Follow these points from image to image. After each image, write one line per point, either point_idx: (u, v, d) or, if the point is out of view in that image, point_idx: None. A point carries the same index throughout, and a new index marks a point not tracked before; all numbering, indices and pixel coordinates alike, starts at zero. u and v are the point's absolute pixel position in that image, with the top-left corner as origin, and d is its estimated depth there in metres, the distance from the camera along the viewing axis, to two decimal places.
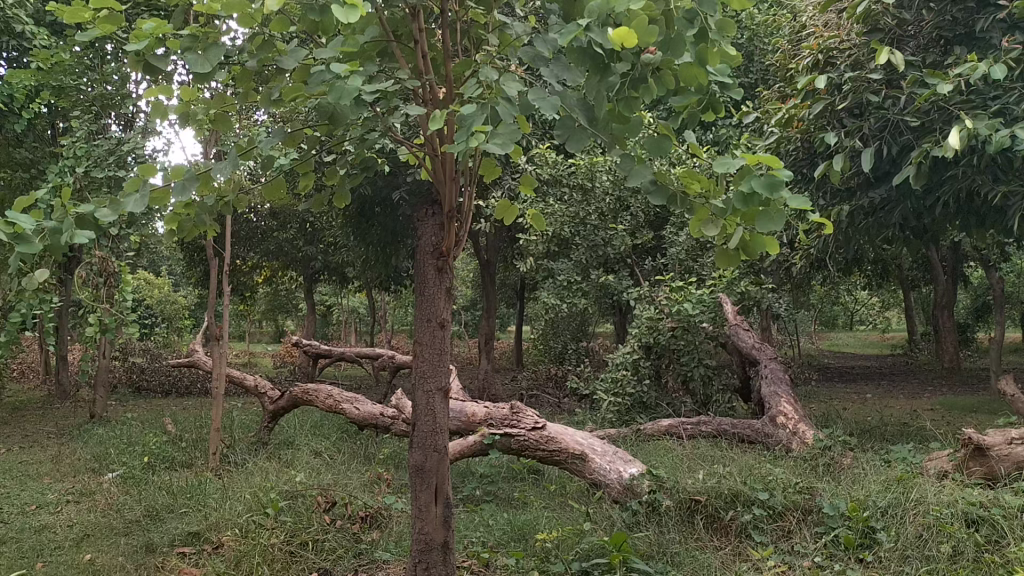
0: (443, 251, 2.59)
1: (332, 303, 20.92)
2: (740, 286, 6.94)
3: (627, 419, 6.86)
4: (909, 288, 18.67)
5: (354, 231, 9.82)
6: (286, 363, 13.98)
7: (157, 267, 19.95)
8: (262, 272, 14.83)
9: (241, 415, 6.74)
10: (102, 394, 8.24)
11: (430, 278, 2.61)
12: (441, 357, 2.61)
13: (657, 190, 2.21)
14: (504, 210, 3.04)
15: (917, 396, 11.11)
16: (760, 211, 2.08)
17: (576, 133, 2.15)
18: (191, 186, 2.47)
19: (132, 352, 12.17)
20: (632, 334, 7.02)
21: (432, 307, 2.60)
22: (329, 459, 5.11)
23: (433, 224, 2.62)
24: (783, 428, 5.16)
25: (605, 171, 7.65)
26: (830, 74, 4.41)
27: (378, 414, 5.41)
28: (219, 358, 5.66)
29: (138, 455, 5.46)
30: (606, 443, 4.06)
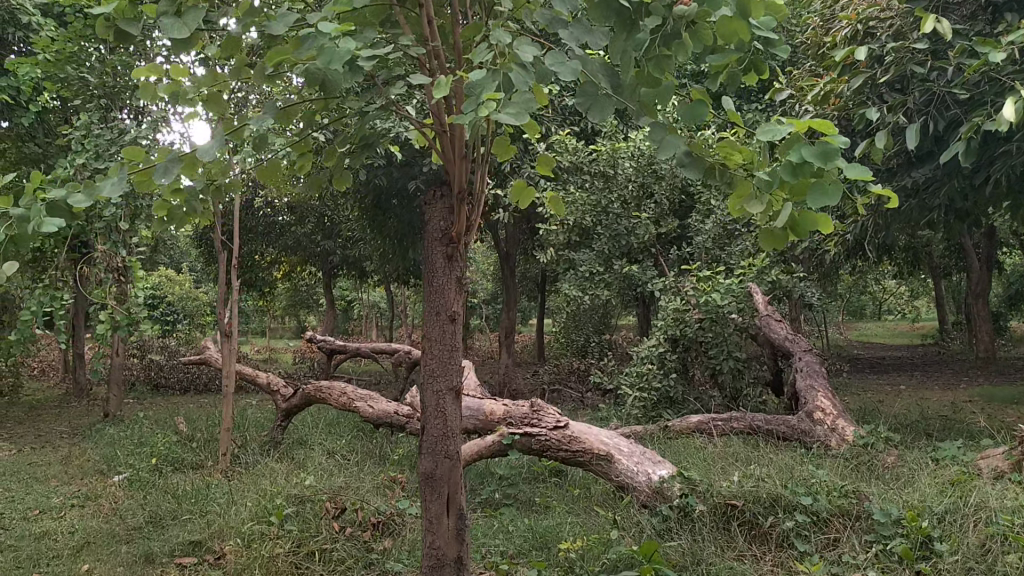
0: (453, 236, 2.33)
1: (352, 298, 20.77)
2: (771, 275, 6.65)
3: (654, 414, 6.60)
4: (940, 276, 18.21)
5: (370, 224, 9.61)
6: (305, 359, 13.83)
7: (178, 264, 19.92)
8: (281, 267, 14.68)
9: (255, 414, 6.55)
10: (117, 392, 8.10)
11: (439, 266, 2.36)
12: (451, 352, 2.36)
13: (692, 163, 1.94)
14: (520, 192, 2.76)
15: (953, 389, 10.75)
16: (811, 183, 1.83)
17: (600, 100, 1.91)
18: (175, 168, 2.22)
19: (150, 349, 12.05)
20: (658, 326, 6.79)
21: (441, 298, 2.35)
22: (342, 460, 4.89)
23: (442, 206, 2.37)
24: (821, 424, 4.87)
25: (627, 158, 7.38)
26: (870, 45, 4.11)
27: (393, 413, 5.18)
28: (230, 354, 5.46)
29: (147, 456, 5.28)
30: (633, 443, 3.81)
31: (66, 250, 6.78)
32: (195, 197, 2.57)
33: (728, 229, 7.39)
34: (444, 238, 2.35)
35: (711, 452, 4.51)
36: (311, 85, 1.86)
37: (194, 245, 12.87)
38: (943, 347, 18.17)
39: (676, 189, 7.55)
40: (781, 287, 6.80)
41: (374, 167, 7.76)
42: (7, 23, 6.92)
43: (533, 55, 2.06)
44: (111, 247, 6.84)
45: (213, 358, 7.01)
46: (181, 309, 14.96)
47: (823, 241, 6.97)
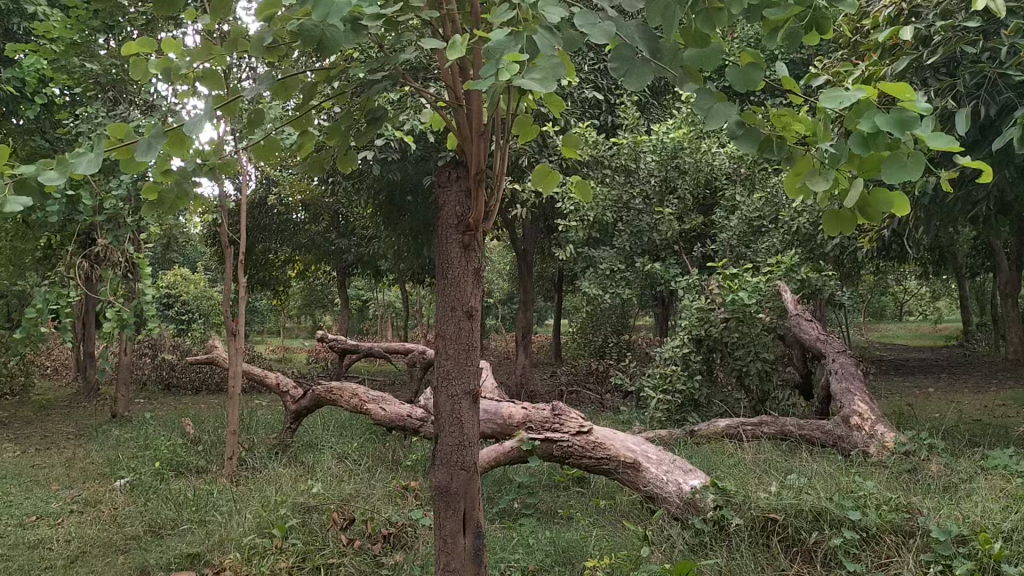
0: (470, 224, 2.09)
1: (367, 297, 20.60)
2: (801, 273, 6.37)
3: (679, 418, 6.35)
4: (965, 276, 17.84)
5: (385, 221, 9.39)
6: (319, 358, 13.64)
7: (192, 263, 19.79)
8: (294, 266, 14.49)
9: (265, 415, 6.33)
10: (126, 393, 7.92)
11: (455, 257, 2.12)
12: (468, 351, 2.12)
13: (745, 135, 1.68)
14: (541, 179, 2.51)
15: (984, 392, 10.42)
16: (885, 156, 1.57)
17: (637, 66, 1.65)
18: (160, 144, 1.99)
19: (162, 349, 11.89)
20: (681, 326, 6.52)
21: (457, 291, 2.11)
22: (353, 466, 4.66)
23: (458, 190, 2.13)
24: (858, 430, 4.60)
25: (650, 152, 7.11)
26: (917, 25, 3.83)
27: (405, 415, 4.94)
28: (237, 354, 5.24)
29: (151, 460, 5.06)
30: (661, 450, 3.56)
31: (72, 246, 6.59)
32: (186, 178, 2.34)
33: (755, 226, 7.13)
34: (460, 224, 2.11)
35: (743, 461, 4.24)
36: (305, 44, 1.61)
37: (206, 243, 12.70)
38: (968, 348, 17.82)
39: (700, 184, 7.29)
40: (812, 286, 6.53)
41: (388, 162, 7.53)
42: (12, 13, 6.73)
43: (561, 15, 1.80)
44: (118, 243, 6.64)
45: (222, 359, 6.80)
46: (195, 308, 14.82)
47: (856, 239, 6.69)
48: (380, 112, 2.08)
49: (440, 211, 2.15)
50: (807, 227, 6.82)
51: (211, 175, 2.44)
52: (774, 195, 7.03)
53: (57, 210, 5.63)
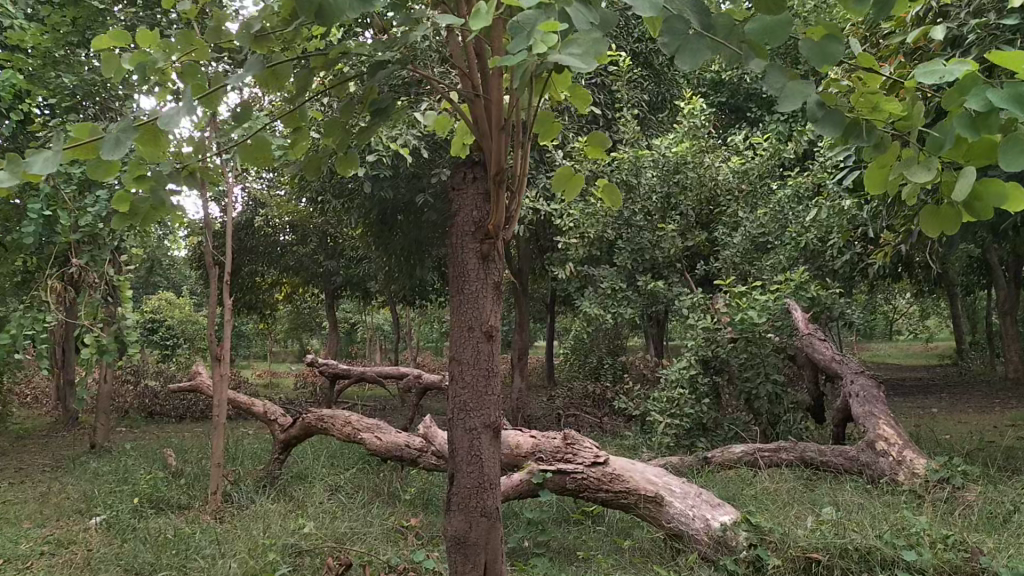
0: (488, 230, 1.82)
1: (355, 319, 20.22)
2: (812, 290, 6.13)
3: (687, 443, 6.06)
4: (958, 294, 17.70)
5: (376, 241, 9.10)
6: (308, 383, 13.28)
7: (176, 286, 19.38)
8: (282, 289, 14.16)
9: (251, 445, 6.01)
10: (106, 422, 7.56)
11: (471, 268, 1.84)
12: (487, 378, 1.84)
13: (828, 119, 1.39)
14: (563, 182, 2.25)
15: (986, 410, 10.23)
16: (1001, 140, 1.31)
17: (692, 42, 1.41)
18: (130, 138, 1.68)
19: (145, 375, 11.52)
20: (687, 347, 6.24)
21: (475, 309, 1.84)
22: (346, 502, 4.35)
23: (475, 192, 1.86)
24: (884, 457, 4.33)
25: (651, 169, 6.94)
26: (949, 25, 3.60)
27: (402, 445, 4.53)
28: (222, 380, 4.91)
29: (129, 496, 4.73)
30: (684, 482, 3.27)
31: (48, 268, 6.26)
32: (163, 184, 2.04)
33: (758, 244, 6.89)
34: (478, 232, 1.84)
35: (773, 497, 3.92)
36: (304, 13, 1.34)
37: (191, 265, 12.35)
38: (962, 366, 17.67)
39: (703, 201, 7.08)
40: (821, 304, 6.31)
41: (380, 178, 7.26)
42: None
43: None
44: (97, 265, 6.32)
45: (206, 386, 6.47)
46: (179, 333, 14.43)
47: (867, 256, 6.47)
48: (386, 101, 1.75)
49: (455, 217, 1.88)
50: (815, 244, 6.62)
51: (192, 183, 2.14)
52: (780, 212, 6.83)
53: (32, 229, 5.31)
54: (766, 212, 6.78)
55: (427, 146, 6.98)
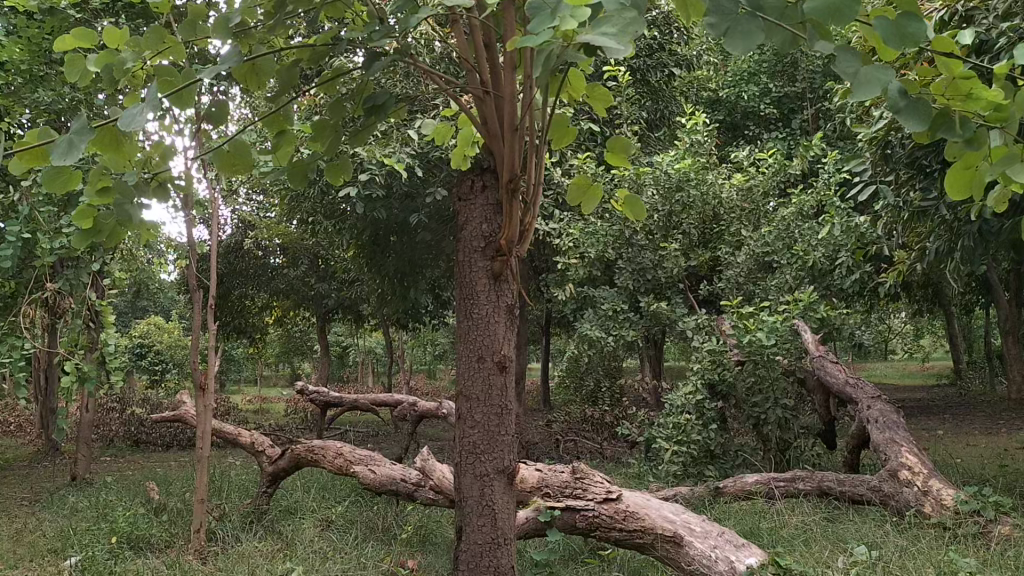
0: (501, 247, 1.58)
1: (346, 343, 19.91)
2: (822, 311, 5.91)
3: (694, 471, 5.80)
4: (957, 313, 17.52)
5: (368, 263, 8.85)
6: (299, 409, 12.97)
7: (165, 309, 19.03)
8: (273, 312, 13.86)
9: (239, 476, 5.72)
10: (88, 453, 7.25)
11: (481, 291, 1.61)
12: (501, 416, 1.60)
13: (914, 110, 1.17)
14: (577, 195, 2.02)
15: (993, 433, 9.99)
16: None
17: (742, 24, 1.19)
18: (86, 138, 1.43)
19: (131, 403, 11.19)
20: (693, 371, 6.01)
21: (486, 337, 1.61)
22: (338, 541, 4.08)
23: (485, 203, 1.63)
24: (909, 486, 4.09)
25: (652, 188, 6.71)
26: (979, 30, 3.39)
27: (397, 478, 4.24)
28: (206, 410, 4.64)
29: (106, 535, 4.44)
30: (706, 520, 3.04)
31: (26, 293, 5.98)
32: (130, 198, 1.78)
33: (762, 264, 6.66)
34: (489, 247, 1.61)
35: (794, 539, 3.67)
36: None
37: (179, 289, 12.06)
38: (960, 386, 17.46)
39: (706, 219, 6.85)
40: (831, 324, 6.11)
41: (373, 198, 7.02)
42: None
43: None
44: (77, 289, 6.04)
45: (191, 414, 6.19)
46: (168, 358, 14.10)
47: (877, 276, 6.26)
48: (383, 97, 1.53)
49: (461, 233, 1.65)
50: (822, 263, 6.42)
51: (161, 195, 1.89)
52: (786, 230, 6.62)
53: (6, 251, 5.04)
54: (771, 230, 6.55)
55: (420, 164, 6.76)
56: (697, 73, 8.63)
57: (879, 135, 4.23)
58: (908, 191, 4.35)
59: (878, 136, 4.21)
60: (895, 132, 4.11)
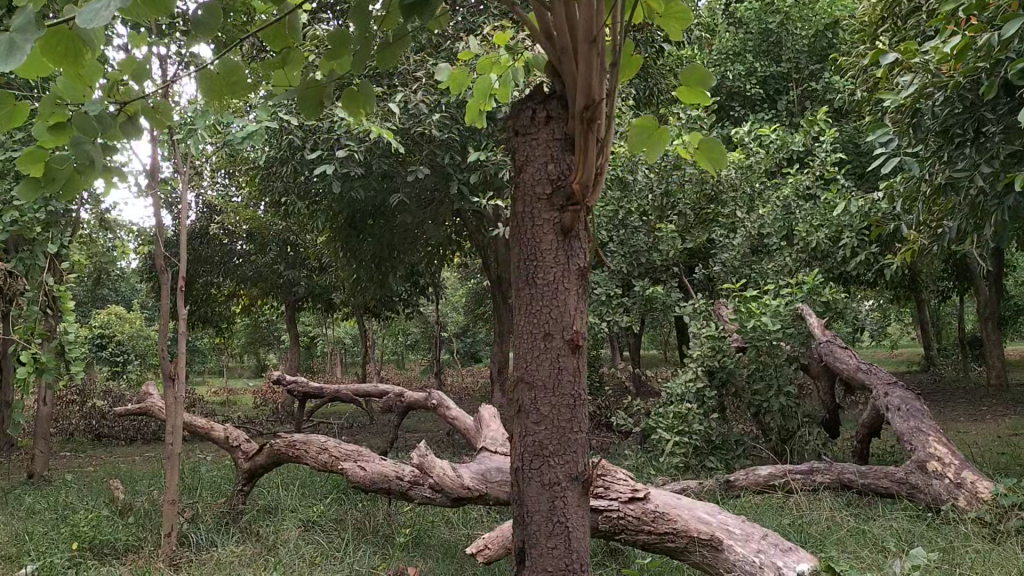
0: (576, 194, 1.25)
1: (315, 333, 19.39)
2: (827, 294, 5.63)
3: (695, 463, 5.49)
4: (931, 301, 17.46)
5: (343, 247, 8.43)
6: (268, 400, 12.49)
7: (126, 299, 18.34)
8: (240, 301, 13.36)
9: (210, 473, 5.31)
10: (45, 449, 6.79)
11: (549, 248, 1.28)
12: (573, 410, 1.27)
13: None
14: (639, 141, 1.63)
15: (981, 419, 9.81)
16: None
17: None
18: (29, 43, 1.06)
19: (92, 395, 10.65)
20: (692, 357, 5.72)
21: (555, 309, 1.27)
22: (325, 547, 3.72)
23: (551, 138, 1.29)
24: (938, 479, 3.83)
25: (649, 167, 6.38)
26: None
27: (391, 477, 3.87)
28: (177, 402, 4.23)
29: (66, 541, 4.04)
30: (745, 522, 2.71)
31: None
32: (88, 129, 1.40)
33: (758, 246, 6.38)
34: (556, 195, 1.28)
35: (826, 539, 3.37)
36: None
37: (142, 276, 11.52)
38: (934, 372, 17.37)
39: (702, 197, 6.53)
40: (835, 309, 5.80)
41: (350, 177, 6.62)
42: None
43: None
44: (33, 273, 5.58)
45: (157, 406, 5.77)
46: (131, 348, 13.53)
47: (882, 259, 6.01)
48: None
49: (518, 177, 1.32)
50: (824, 245, 6.16)
51: (130, 130, 1.52)
52: (784, 210, 6.32)
53: None
54: (770, 211, 6.26)
55: (402, 140, 6.37)
56: (685, 50, 8.32)
57: (908, 102, 3.96)
58: (935, 164, 4.09)
59: (907, 103, 3.95)
60: (929, 99, 3.84)
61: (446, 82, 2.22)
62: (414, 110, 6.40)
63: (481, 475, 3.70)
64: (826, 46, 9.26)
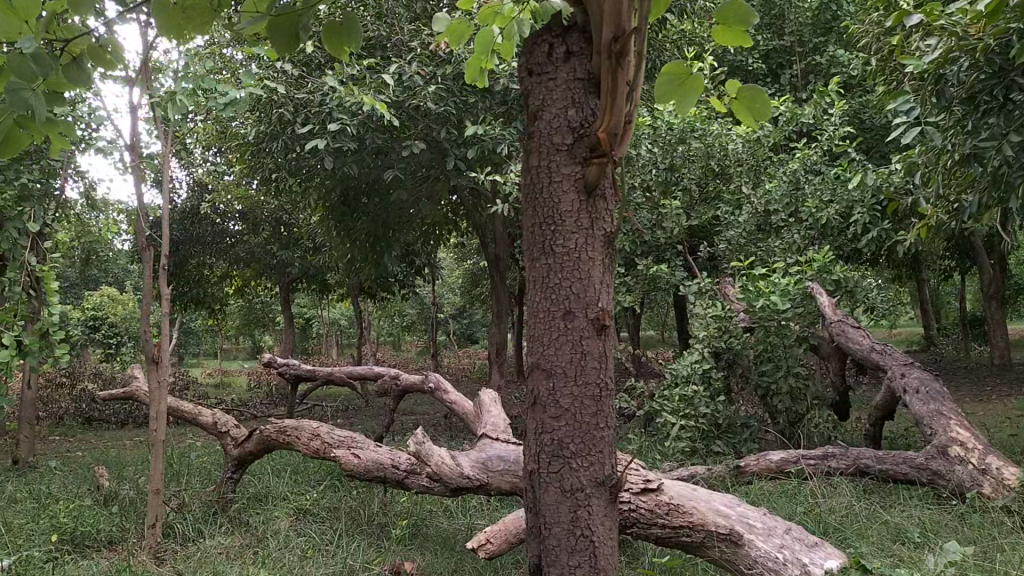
0: (602, 153, 1.15)
1: (310, 314, 19.15)
2: (839, 272, 5.43)
3: (701, 447, 5.30)
4: (932, 279, 17.26)
5: (337, 226, 8.19)
6: (261, 383, 12.28)
7: (119, 282, 18.08)
8: (232, 282, 13.11)
9: (199, 460, 5.11)
10: (31, 434, 6.57)
11: (570, 214, 1.19)
12: (597, 402, 1.22)
13: None
14: (668, 90, 1.42)
15: (988, 400, 9.62)
16: None
17: None
18: None
19: (81, 378, 10.42)
20: (698, 337, 5.52)
21: (576, 284, 1.19)
22: (317, 539, 3.52)
23: (570, 86, 1.19)
24: (961, 464, 3.65)
25: (652, 141, 6.15)
26: None
27: (386, 465, 3.67)
28: (161, 387, 4.02)
29: (45, 534, 3.84)
30: (766, 515, 2.53)
31: None
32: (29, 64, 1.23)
33: (766, 224, 6.18)
34: (577, 145, 1.18)
35: (846, 529, 3.18)
36: None
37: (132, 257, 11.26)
38: (934, 351, 17.21)
39: (707, 173, 6.31)
40: (845, 288, 5.60)
41: (342, 152, 6.38)
42: None
43: None
44: (12, 253, 5.33)
45: (143, 390, 5.56)
46: (123, 331, 13.29)
47: (895, 235, 5.81)
48: None
49: (535, 125, 1.23)
50: (834, 222, 5.95)
51: (73, 75, 1.34)
52: (793, 185, 6.11)
53: None
54: (777, 186, 6.06)
55: (396, 112, 6.13)
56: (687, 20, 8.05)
57: (931, 67, 3.74)
58: (958, 135, 3.88)
59: (930, 69, 3.74)
60: (955, 63, 3.62)
61: (452, 44, 2.03)
62: (409, 82, 6.16)
63: (482, 463, 3.51)
64: (830, 19, 9.00)
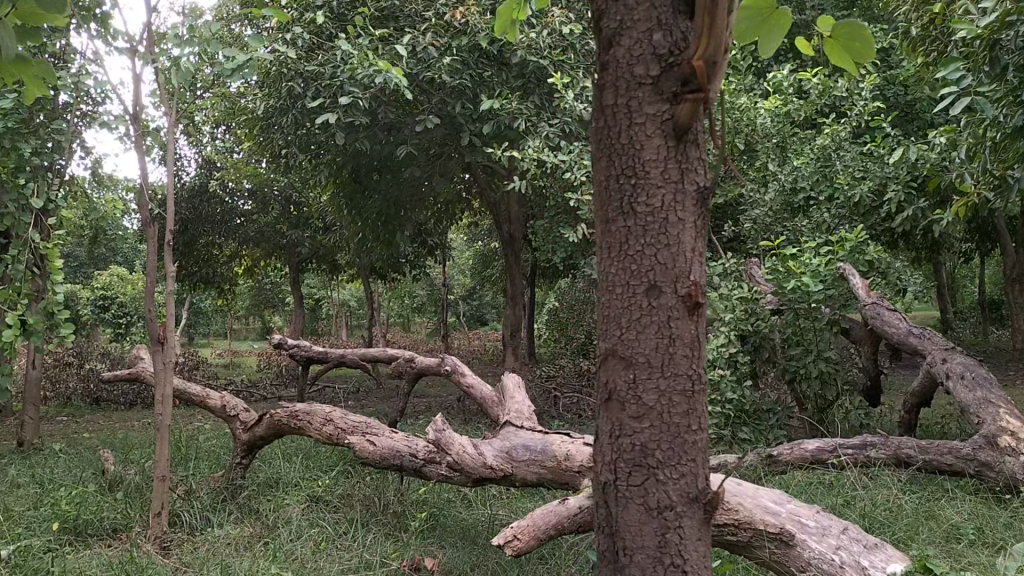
0: (694, 89, 1.07)
1: (320, 295, 18.96)
2: (872, 252, 5.20)
3: (728, 434, 5.09)
4: (951, 262, 16.91)
5: (348, 204, 7.97)
6: (271, 364, 12.12)
7: (128, 261, 17.90)
8: (242, 262, 12.92)
9: (205, 444, 4.92)
10: (35, 416, 6.40)
11: (655, 164, 1.11)
12: (689, 399, 1.15)
13: None
14: (752, 28, 1.21)
15: (1013, 387, 9.34)
16: None
17: None
18: None
19: (89, 358, 10.25)
20: (724, 320, 5.31)
21: (664, 252, 1.12)
22: (331, 529, 3.34)
23: (655, 11, 1.11)
24: (1014, 456, 3.43)
25: None
26: None
27: (404, 452, 3.49)
28: (166, 368, 3.84)
29: (45, 523, 3.65)
30: (820, 513, 2.33)
31: None
32: None
33: (793, 202, 5.96)
34: (665, 78, 1.11)
35: (895, 523, 2.98)
36: None
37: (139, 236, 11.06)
38: (952, 335, 16.89)
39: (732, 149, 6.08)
40: (878, 269, 5.38)
41: (354, 126, 6.16)
42: None
43: None
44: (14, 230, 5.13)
45: (149, 372, 5.38)
46: (133, 310, 13.12)
47: (929, 215, 5.58)
48: None
49: (610, 54, 1.14)
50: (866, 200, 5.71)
51: None
52: (823, 161, 5.87)
53: None
54: (806, 162, 5.82)
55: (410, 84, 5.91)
56: None
57: (985, 33, 3.51)
58: (1009, 106, 3.65)
59: (984, 34, 3.51)
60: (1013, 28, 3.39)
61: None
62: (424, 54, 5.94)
63: (507, 452, 3.32)
64: None
